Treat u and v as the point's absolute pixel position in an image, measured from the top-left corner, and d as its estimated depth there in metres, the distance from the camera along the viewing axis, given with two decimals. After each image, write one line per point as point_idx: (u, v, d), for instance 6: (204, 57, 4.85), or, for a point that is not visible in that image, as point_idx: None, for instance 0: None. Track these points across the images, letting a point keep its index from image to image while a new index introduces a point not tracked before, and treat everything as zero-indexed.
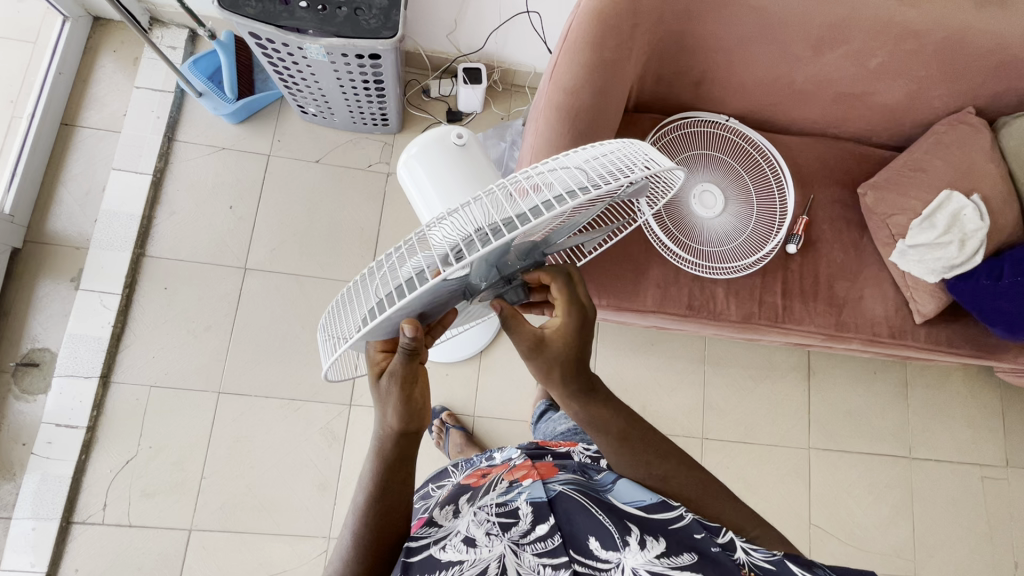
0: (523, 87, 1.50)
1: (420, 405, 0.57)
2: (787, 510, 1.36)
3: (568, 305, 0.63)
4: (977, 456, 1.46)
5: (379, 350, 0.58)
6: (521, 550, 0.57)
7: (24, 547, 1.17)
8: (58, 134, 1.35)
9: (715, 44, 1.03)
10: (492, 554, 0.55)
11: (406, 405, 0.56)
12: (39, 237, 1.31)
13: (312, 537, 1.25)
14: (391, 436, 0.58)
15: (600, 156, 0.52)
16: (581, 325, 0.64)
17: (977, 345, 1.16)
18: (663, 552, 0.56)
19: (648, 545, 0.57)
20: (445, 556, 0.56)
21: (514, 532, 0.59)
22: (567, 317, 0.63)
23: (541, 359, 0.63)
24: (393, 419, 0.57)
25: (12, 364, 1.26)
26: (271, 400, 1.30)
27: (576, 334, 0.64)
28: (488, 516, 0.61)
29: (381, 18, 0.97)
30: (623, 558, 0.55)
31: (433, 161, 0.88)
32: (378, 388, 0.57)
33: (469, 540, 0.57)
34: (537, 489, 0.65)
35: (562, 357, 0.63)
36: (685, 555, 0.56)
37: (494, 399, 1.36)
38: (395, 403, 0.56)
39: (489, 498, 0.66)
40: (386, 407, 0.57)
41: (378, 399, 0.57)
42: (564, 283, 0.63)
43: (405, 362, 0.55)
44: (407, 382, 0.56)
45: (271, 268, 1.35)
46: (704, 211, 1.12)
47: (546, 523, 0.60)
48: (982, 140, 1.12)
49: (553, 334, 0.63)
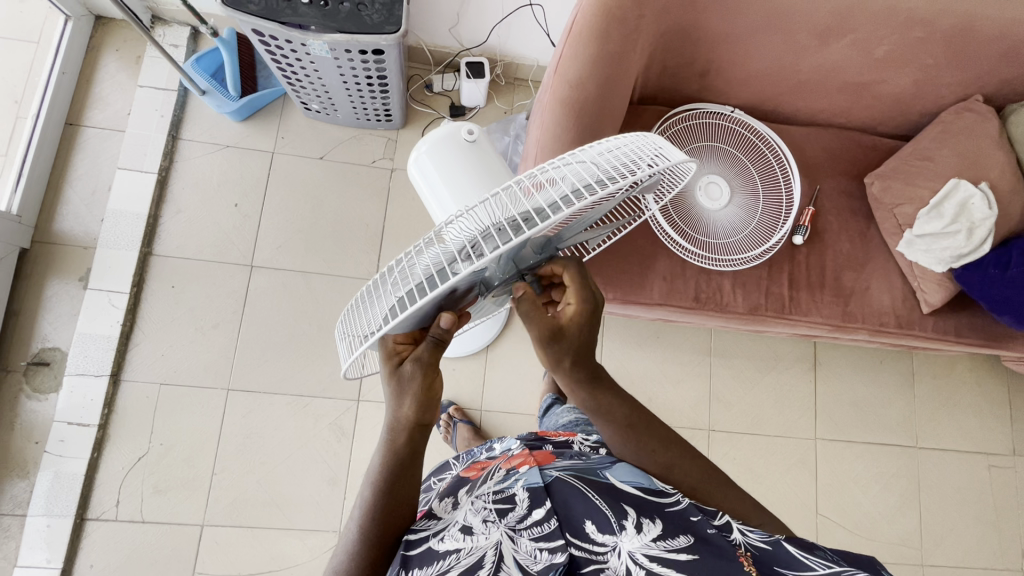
0: (526, 81, 1.49)
1: (435, 396, 0.59)
2: (796, 501, 1.37)
3: (582, 291, 0.63)
4: (983, 445, 1.46)
5: (398, 341, 0.58)
6: (517, 536, 0.57)
7: (39, 544, 1.18)
8: (63, 134, 1.36)
9: (719, 35, 1.02)
10: (489, 541, 0.55)
11: (425, 395, 0.57)
12: (46, 237, 1.32)
13: (322, 532, 1.26)
14: (405, 428, 0.58)
15: (614, 149, 0.52)
16: (595, 307, 0.64)
17: (985, 334, 1.16)
18: (659, 535, 0.56)
19: (645, 528, 0.57)
20: (442, 547, 0.56)
21: (510, 518, 0.59)
22: (582, 301, 0.62)
23: (554, 347, 0.63)
24: (411, 410, 0.57)
25: (22, 364, 1.27)
26: (280, 397, 1.31)
27: (592, 317, 0.63)
28: (485, 503, 0.62)
29: (384, 12, 0.96)
30: (619, 542, 0.56)
31: (445, 159, 0.88)
32: (398, 377, 0.57)
33: (466, 529, 0.58)
34: (533, 475, 0.65)
35: (576, 342, 0.63)
36: (681, 538, 0.56)
37: (501, 393, 1.36)
38: (416, 390, 0.57)
39: (486, 487, 0.66)
40: (404, 397, 0.57)
41: (396, 388, 0.57)
42: (577, 268, 0.63)
43: (432, 350, 0.57)
44: (429, 371, 0.57)
45: (278, 264, 1.36)
46: (709, 203, 1.11)
47: (542, 508, 0.60)
48: (988, 127, 1.12)
49: (569, 319, 0.63)
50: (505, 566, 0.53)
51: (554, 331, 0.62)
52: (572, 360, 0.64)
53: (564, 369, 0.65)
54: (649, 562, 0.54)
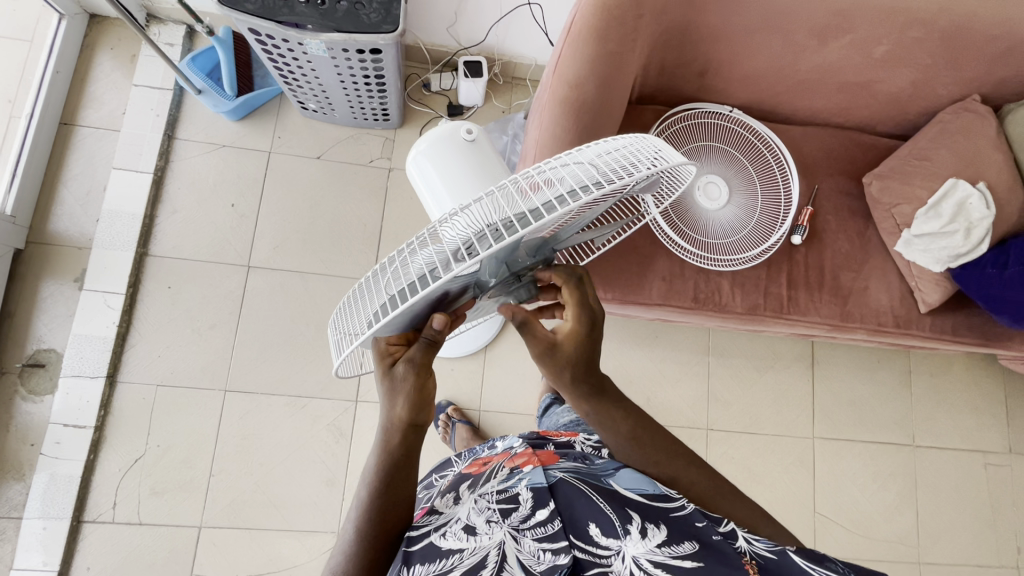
0: (524, 80, 1.49)
1: (428, 398, 0.58)
2: (793, 499, 1.37)
3: (580, 308, 0.63)
4: (980, 443, 1.47)
5: (390, 342, 0.58)
6: (521, 536, 0.57)
7: (35, 546, 1.17)
8: (57, 134, 1.35)
9: (719, 35, 1.02)
10: (492, 541, 0.55)
11: (418, 395, 0.57)
12: (41, 238, 1.31)
13: (320, 533, 1.26)
14: (399, 429, 0.58)
15: (612, 150, 0.52)
16: (593, 325, 0.64)
17: (981, 333, 1.16)
18: (664, 541, 0.56)
19: (649, 533, 0.57)
20: (445, 544, 0.56)
21: (514, 518, 0.59)
22: (579, 320, 0.63)
23: (550, 361, 0.62)
24: (404, 411, 0.57)
25: (17, 365, 1.26)
26: (277, 398, 1.30)
27: (591, 335, 0.64)
28: (488, 503, 0.62)
29: (382, 11, 0.96)
30: (624, 546, 0.56)
31: (443, 158, 0.87)
32: (390, 378, 0.57)
33: (470, 528, 0.58)
34: (537, 475, 0.66)
35: (573, 358, 0.63)
36: (685, 544, 0.56)
37: (500, 393, 1.36)
38: (409, 391, 0.57)
39: (489, 485, 0.66)
40: (396, 397, 0.57)
41: (388, 389, 0.57)
42: (577, 285, 0.63)
43: (424, 351, 0.58)
44: (422, 372, 0.57)
45: (275, 265, 1.35)
46: (707, 202, 1.11)
47: (546, 509, 0.60)
48: (987, 128, 1.12)
49: (566, 336, 0.63)
50: (508, 566, 0.53)
51: (553, 346, 0.62)
52: (572, 375, 0.64)
53: (566, 383, 0.65)
54: (653, 568, 0.54)
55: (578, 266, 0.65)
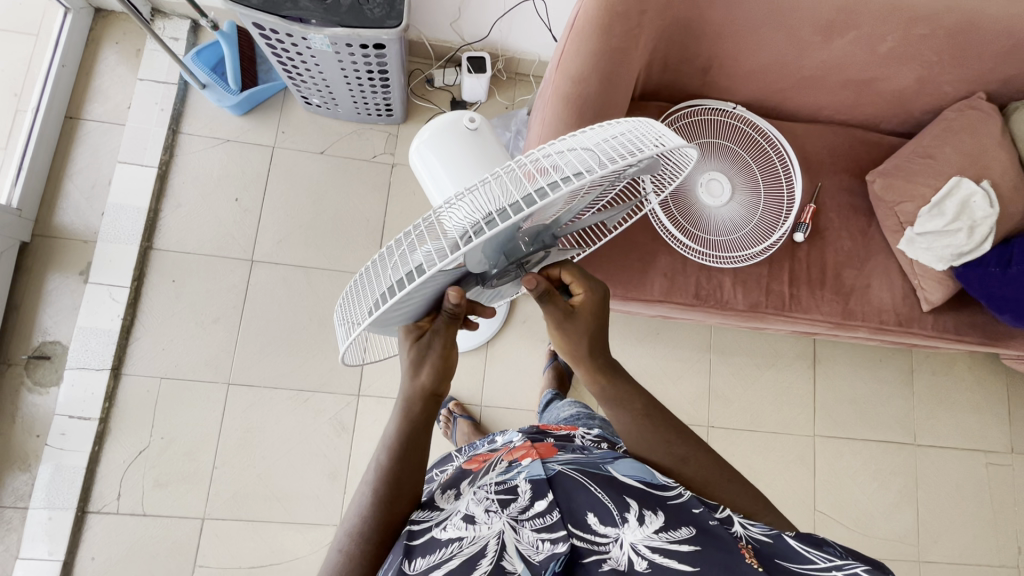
0: (527, 76, 1.48)
1: (451, 366, 0.62)
2: (793, 496, 1.37)
3: (588, 282, 0.67)
4: (980, 441, 1.46)
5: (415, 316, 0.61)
6: (520, 526, 0.57)
7: (40, 535, 1.19)
8: (62, 127, 1.35)
9: (723, 30, 1.01)
10: (491, 531, 0.56)
11: (444, 364, 0.61)
12: (46, 231, 1.32)
13: (323, 525, 1.26)
14: (421, 397, 0.61)
15: (614, 135, 0.52)
16: (602, 298, 0.68)
17: (984, 333, 1.16)
18: (662, 527, 0.57)
19: (647, 520, 0.58)
20: (445, 535, 0.57)
21: (513, 508, 0.59)
22: (590, 291, 0.67)
23: (570, 329, 0.66)
24: (427, 378, 0.60)
25: (24, 358, 1.27)
26: (280, 392, 1.31)
27: (601, 302, 0.68)
28: (487, 494, 0.62)
29: (385, 7, 0.96)
30: (622, 534, 0.56)
31: (447, 148, 0.88)
32: (419, 347, 0.60)
33: (469, 518, 0.58)
34: (535, 467, 0.65)
35: (589, 324, 0.67)
36: (683, 529, 0.57)
37: (501, 389, 1.36)
38: (434, 360, 0.60)
39: (488, 477, 0.67)
40: (421, 365, 0.60)
41: (413, 358, 0.60)
42: (574, 266, 0.67)
43: (448, 323, 0.60)
44: (448, 343, 0.61)
45: (278, 259, 1.36)
46: (711, 199, 1.11)
47: (545, 500, 0.61)
48: (992, 125, 1.11)
49: (580, 308, 0.66)
50: (507, 556, 0.53)
51: (566, 316, 0.65)
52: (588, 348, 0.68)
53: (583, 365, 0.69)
54: (651, 553, 0.54)
55: (563, 262, 0.67)
